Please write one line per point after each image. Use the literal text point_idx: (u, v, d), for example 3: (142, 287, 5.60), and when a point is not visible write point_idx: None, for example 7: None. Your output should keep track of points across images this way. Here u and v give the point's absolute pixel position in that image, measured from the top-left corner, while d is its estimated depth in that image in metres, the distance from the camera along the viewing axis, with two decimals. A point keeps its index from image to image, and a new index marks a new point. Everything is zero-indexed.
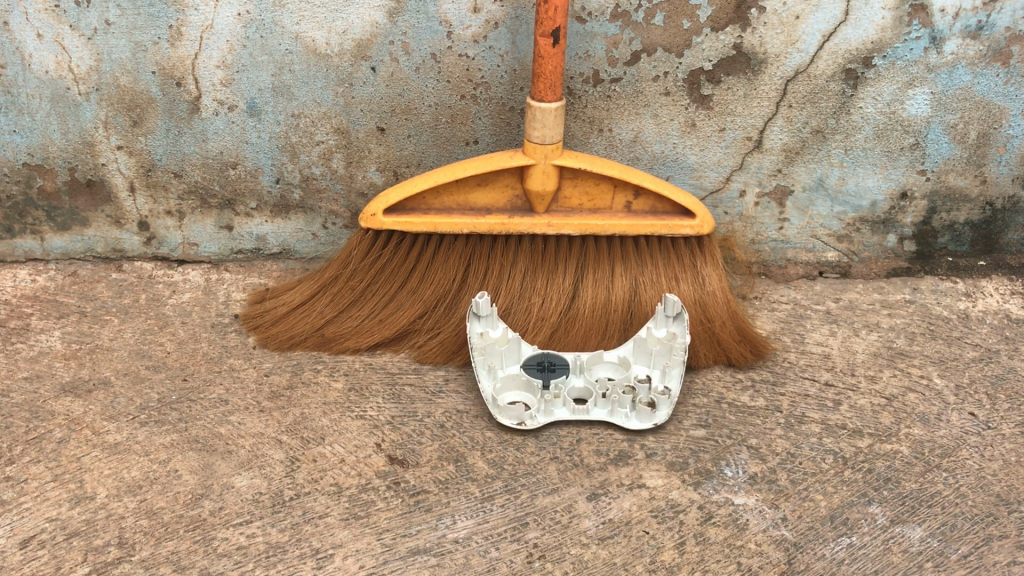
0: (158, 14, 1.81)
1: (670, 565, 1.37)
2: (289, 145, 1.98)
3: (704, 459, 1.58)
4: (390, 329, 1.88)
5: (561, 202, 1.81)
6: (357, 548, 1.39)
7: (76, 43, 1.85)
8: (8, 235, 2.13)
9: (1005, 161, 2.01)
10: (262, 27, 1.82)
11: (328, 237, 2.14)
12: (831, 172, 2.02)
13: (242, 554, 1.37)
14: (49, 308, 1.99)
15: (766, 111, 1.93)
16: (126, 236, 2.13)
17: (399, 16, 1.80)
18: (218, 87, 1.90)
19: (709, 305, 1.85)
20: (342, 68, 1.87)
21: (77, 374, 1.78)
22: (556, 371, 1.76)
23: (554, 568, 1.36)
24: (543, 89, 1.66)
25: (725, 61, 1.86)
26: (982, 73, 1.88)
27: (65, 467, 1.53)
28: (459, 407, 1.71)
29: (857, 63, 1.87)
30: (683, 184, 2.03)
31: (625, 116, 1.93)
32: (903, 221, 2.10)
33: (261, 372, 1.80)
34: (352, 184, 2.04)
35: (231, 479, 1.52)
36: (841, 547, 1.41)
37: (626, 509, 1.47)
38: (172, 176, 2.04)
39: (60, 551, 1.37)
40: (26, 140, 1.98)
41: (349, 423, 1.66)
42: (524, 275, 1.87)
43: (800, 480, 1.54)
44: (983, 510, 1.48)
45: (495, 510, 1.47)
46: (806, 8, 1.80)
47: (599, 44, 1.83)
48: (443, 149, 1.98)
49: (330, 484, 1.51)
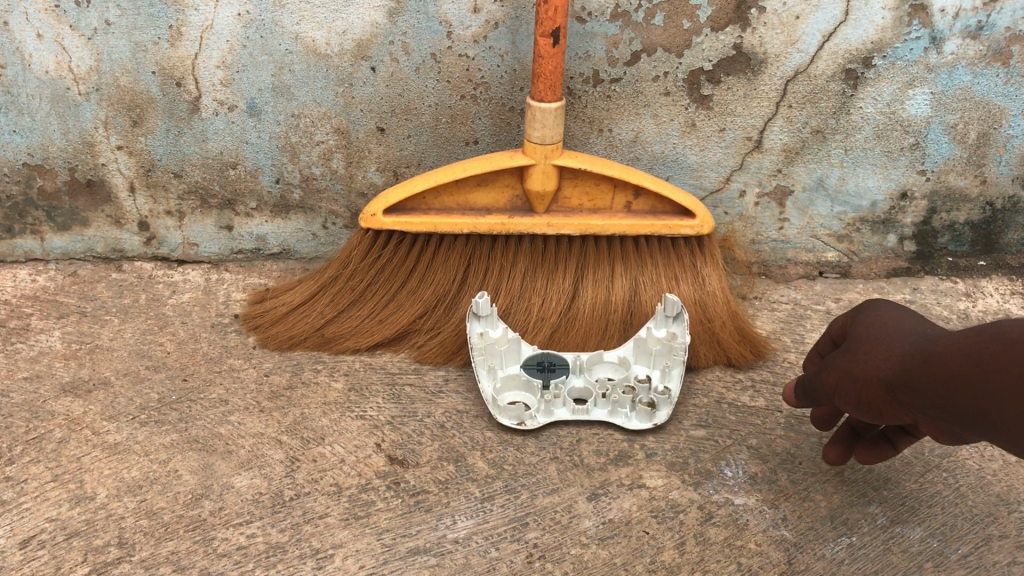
0: (158, 14, 1.80)
1: (670, 566, 1.37)
2: (289, 145, 1.98)
3: (704, 459, 1.58)
4: (390, 329, 1.88)
5: (561, 202, 1.81)
6: (357, 548, 1.39)
7: (76, 43, 1.84)
8: (8, 235, 2.13)
9: (1005, 160, 2.01)
10: (262, 27, 1.82)
11: (328, 237, 2.15)
12: (831, 172, 2.02)
13: (242, 555, 1.37)
14: (49, 308, 1.99)
15: (766, 111, 1.93)
16: (126, 236, 2.13)
17: (400, 17, 1.80)
18: (218, 87, 1.90)
19: (709, 305, 1.85)
20: (342, 68, 1.87)
21: (77, 374, 1.78)
22: (556, 371, 1.77)
23: (554, 568, 1.36)
24: (543, 89, 1.66)
25: (725, 61, 1.86)
26: (982, 74, 1.88)
27: (66, 467, 1.53)
28: (459, 407, 1.71)
29: (857, 63, 1.87)
30: (683, 184, 2.04)
31: (625, 117, 1.93)
32: (903, 221, 2.10)
33: (261, 372, 1.80)
34: (353, 184, 2.05)
35: (232, 479, 1.52)
36: (841, 547, 1.41)
37: (626, 509, 1.47)
38: (172, 175, 2.04)
39: (60, 551, 1.37)
40: (26, 140, 1.98)
41: (349, 423, 1.66)
42: (524, 274, 1.87)
43: (800, 480, 1.54)
44: (983, 510, 1.48)
45: (495, 510, 1.47)
46: (807, 8, 1.79)
47: (599, 44, 1.82)
48: (443, 149, 1.98)
49: (330, 484, 1.51)
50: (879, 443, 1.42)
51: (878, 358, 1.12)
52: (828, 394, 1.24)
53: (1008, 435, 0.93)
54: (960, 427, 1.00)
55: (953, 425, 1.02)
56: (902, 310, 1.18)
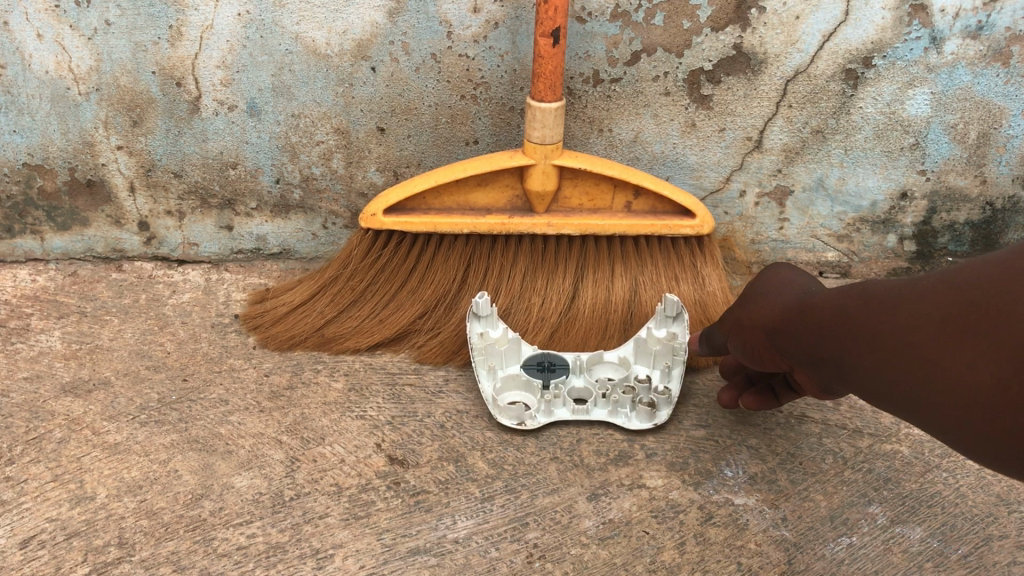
0: (158, 14, 1.80)
1: (670, 566, 1.37)
2: (289, 145, 1.98)
3: (704, 459, 1.58)
4: (391, 329, 1.88)
5: (561, 202, 1.81)
6: (357, 548, 1.39)
7: (76, 43, 1.84)
8: (8, 235, 2.13)
9: (1005, 161, 2.00)
10: (262, 27, 1.82)
11: (328, 237, 2.15)
12: (831, 172, 2.03)
13: (242, 555, 1.37)
14: (49, 308, 1.99)
15: (766, 111, 1.93)
16: (126, 236, 2.13)
17: (400, 17, 1.80)
18: (218, 87, 1.90)
19: (709, 305, 1.85)
20: (342, 69, 1.87)
21: (77, 374, 1.78)
22: (556, 371, 1.77)
23: (554, 568, 1.36)
24: (542, 89, 1.66)
25: (725, 61, 1.86)
26: (982, 74, 1.88)
27: (66, 467, 1.53)
28: (459, 407, 1.71)
29: (857, 63, 1.87)
30: (683, 184, 2.04)
31: (625, 117, 1.93)
32: (903, 221, 2.10)
33: (261, 372, 1.80)
34: (353, 184, 2.05)
35: (231, 479, 1.52)
36: (841, 547, 1.41)
37: (627, 509, 1.47)
38: (172, 175, 2.04)
39: (60, 551, 1.37)
40: (27, 140, 1.98)
41: (349, 424, 1.66)
42: (524, 274, 1.87)
43: (800, 480, 1.54)
44: (983, 510, 1.48)
45: (495, 510, 1.47)
46: (806, 8, 1.79)
47: (599, 44, 1.82)
48: (443, 149, 1.98)
49: (330, 484, 1.51)
50: (765, 393, 1.60)
51: (767, 304, 1.34)
52: (723, 338, 1.50)
53: (851, 381, 1.13)
54: (822, 372, 1.20)
55: (818, 372, 1.22)
56: (798, 280, 1.40)
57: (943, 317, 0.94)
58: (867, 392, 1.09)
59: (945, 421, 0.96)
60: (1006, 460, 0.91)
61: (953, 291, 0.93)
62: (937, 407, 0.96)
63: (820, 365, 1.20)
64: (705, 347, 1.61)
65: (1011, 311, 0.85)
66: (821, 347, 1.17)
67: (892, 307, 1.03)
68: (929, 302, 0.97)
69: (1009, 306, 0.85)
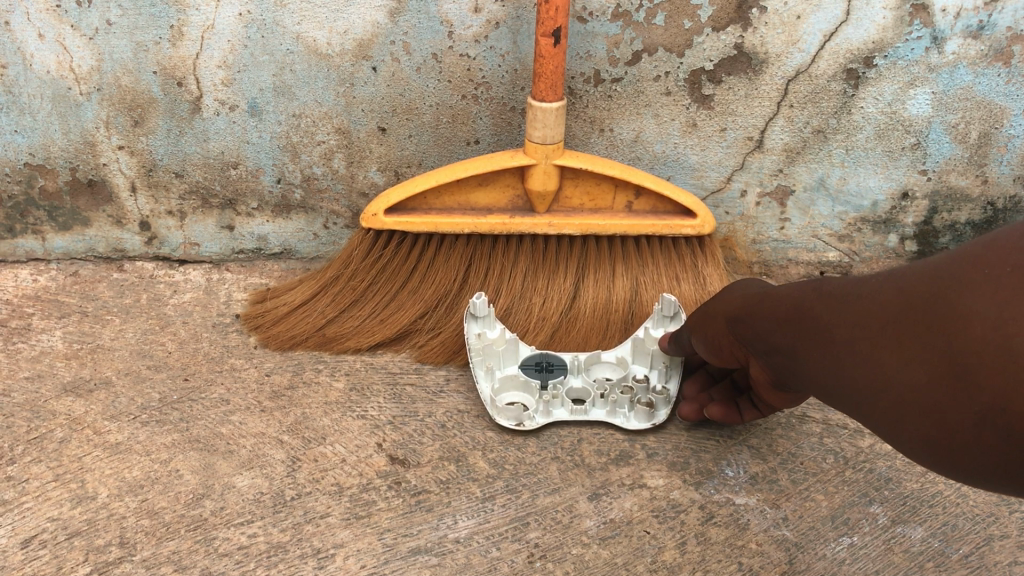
0: (159, 14, 1.80)
1: (671, 566, 1.37)
2: (290, 145, 1.99)
3: (704, 459, 1.58)
4: (391, 329, 1.88)
5: (562, 202, 1.81)
6: (358, 548, 1.39)
7: (76, 43, 1.84)
8: (9, 235, 2.13)
9: (1006, 160, 2.00)
10: (263, 27, 1.82)
11: (329, 237, 2.15)
12: (832, 172, 2.03)
13: (243, 555, 1.38)
14: (49, 308, 1.99)
15: (767, 111, 1.93)
16: (127, 236, 2.14)
17: (400, 17, 1.80)
18: (218, 87, 1.90)
19: None
20: (343, 69, 1.87)
21: (78, 374, 1.78)
22: (554, 371, 1.77)
23: (555, 568, 1.37)
24: (543, 89, 1.66)
25: (726, 61, 1.85)
26: (983, 74, 1.88)
27: (66, 467, 1.54)
28: (459, 407, 1.71)
29: (858, 63, 1.86)
30: (684, 184, 2.04)
31: (626, 117, 1.93)
32: (904, 221, 2.10)
33: (261, 372, 1.80)
34: (353, 184, 2.05)
35: (232, 479, 1.52)
36: (842, 547, 1.41)
37: (627, 509, 1.47)
38: (173, 176, 2.04)
39: (60, 551, 1.37)
40: (27, 141, 1.98)
41: (350, 423, 1.66)
42: (524, 274, 1.87)
43: (801, 480, 1.54)
44: (983, 510, 1.48)
45: (495, 509, 1.47)
46: (807, 8, 1.79)
47: (600, 44, 1.82)
48: (444, 149, 1.98)
49: (331, 484, 1.51)
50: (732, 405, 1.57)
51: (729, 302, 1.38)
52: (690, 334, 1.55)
53: (801, 373, 1.15)
54: (775, 367, 1.23)
55: (770, 364, 1.25)
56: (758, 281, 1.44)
57: (883, 317, 0.96)
58: (814, 383, 1.12)
59: (881, 414, 0.99)
60: (932, 454, 0.94)
61: (895, 290, 0.96)
62: (875, 401, 0.98)
63: (772, 357, 1.23)
64: (673, 346, 1.67)
65: (938, 314, 0.88)
66: (775, 337, 1.19)
67: (839, 303, 1.05)
68: (866, 300, 1.00)
69: (937, 308, 0.88)
